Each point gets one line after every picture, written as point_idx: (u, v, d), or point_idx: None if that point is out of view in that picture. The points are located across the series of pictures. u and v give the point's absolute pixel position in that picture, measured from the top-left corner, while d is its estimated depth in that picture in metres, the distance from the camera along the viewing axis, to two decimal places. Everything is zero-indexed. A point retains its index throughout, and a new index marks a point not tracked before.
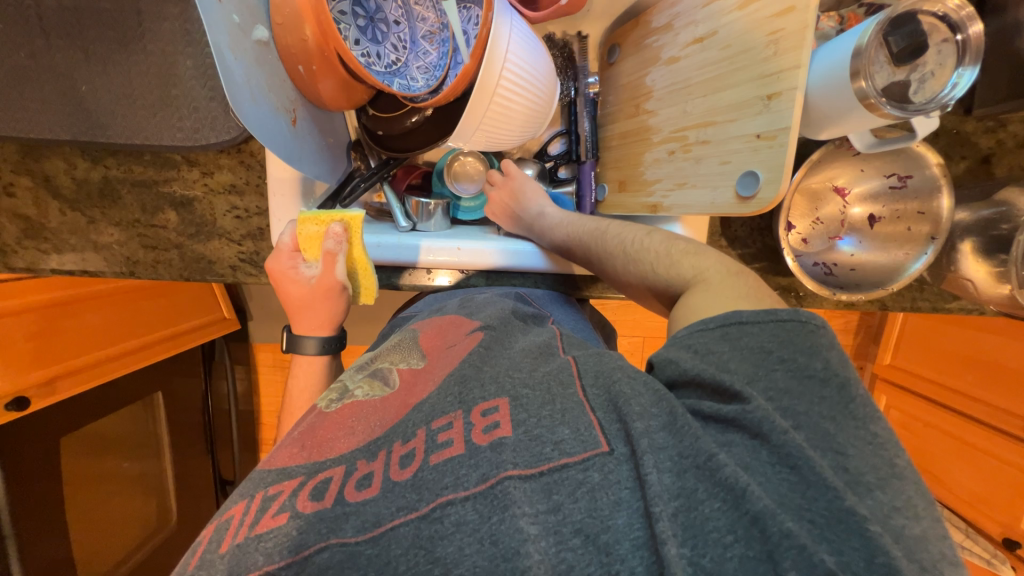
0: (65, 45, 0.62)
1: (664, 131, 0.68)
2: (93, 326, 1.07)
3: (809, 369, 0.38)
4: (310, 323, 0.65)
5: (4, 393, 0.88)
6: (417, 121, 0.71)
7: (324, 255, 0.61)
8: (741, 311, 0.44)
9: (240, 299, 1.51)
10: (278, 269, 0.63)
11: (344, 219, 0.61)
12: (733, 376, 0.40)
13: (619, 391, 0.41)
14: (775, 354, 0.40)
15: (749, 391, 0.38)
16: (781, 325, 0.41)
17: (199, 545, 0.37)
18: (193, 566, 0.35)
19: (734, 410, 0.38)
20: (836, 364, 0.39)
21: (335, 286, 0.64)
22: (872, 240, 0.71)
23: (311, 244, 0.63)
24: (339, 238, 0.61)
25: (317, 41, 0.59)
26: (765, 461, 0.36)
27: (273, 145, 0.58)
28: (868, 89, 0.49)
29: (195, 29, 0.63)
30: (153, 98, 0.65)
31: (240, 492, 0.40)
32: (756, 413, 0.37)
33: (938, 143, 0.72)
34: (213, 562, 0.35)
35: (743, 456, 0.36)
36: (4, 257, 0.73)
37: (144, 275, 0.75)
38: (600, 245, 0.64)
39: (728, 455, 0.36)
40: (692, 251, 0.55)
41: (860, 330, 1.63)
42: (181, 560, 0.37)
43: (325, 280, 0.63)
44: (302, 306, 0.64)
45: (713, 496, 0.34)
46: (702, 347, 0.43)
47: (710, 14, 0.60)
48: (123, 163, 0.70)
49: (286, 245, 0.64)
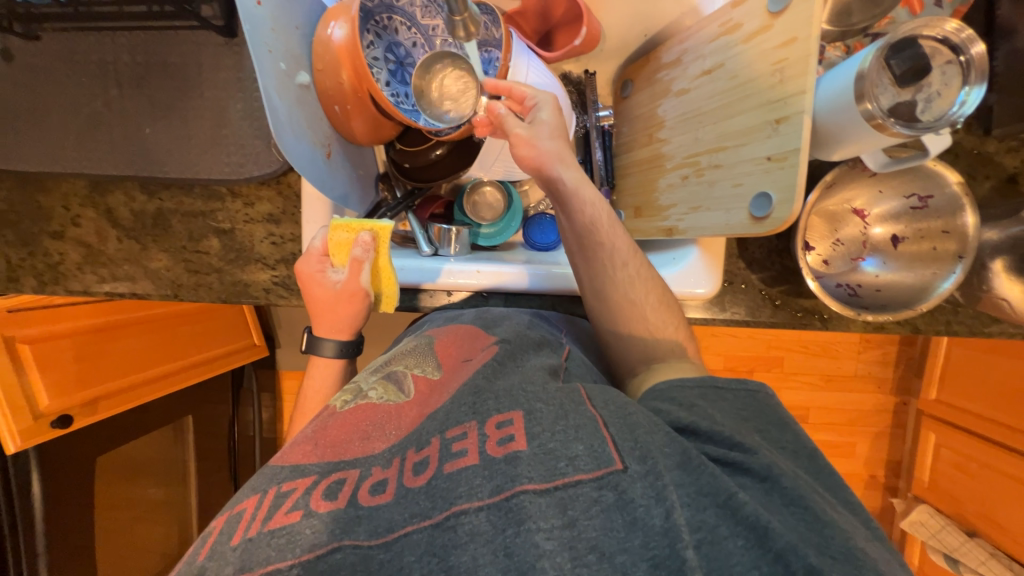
0: (135, 94, 0.72)
1: (678, 157, 0.70)
2: (135, 350, 1.13)
3: (783, 441, 0.45)
4: (331, 326, 0.67)
5: (51, 412, 0.94)
6: (441, 154, 0.78)
7: (351, 262, 0.65)
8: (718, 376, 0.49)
9: (271, 326, 1.57)
10: (306, 272, 0.67)
11: (373, 228, 0.66)
12: (727, 426, 0.43)
13: (634, 422, 0.41)
14: (752, 421, 0.45)
15: (749, 440, 0.42)
16: (750, 396, 0.47)
17: (211, 535, 0.38)
18: (202, 558, 0.36)
19: (739, 455, 0.40)
20: (805, 438, 0.46)
21: (358, 292, 0.67)
22: (897, 261, 0.70)
23: (340, 250, 0.66)
24: (368, 246, 0.66)
25: (352, 84, 0.65)
26: (778, 501, 0.38)
27: (310, 175, 0.63)
28: (874, 110, 0.50)
29: (246, 78, 0.72)
30: (206, 137, 0.73)
31: (253, 486, 0.41)
32: (763, 459, 0.40)
33: (959, 163, 0.71)
34: (224, 553, 0.35)
35: (760, 497, 0.38)
36: (65, 281, 0.79)
37: (185, 297, 0.79)
38: (616, 247, 0.60)
39: (747, 494, 0.38)
40: (663, 306, 0.60)
41: (901, 362, 1.57)
42: (193, 548, 0.38)
43: (350, 286, 0.66)
44: (325, 310, 0.67)
45: (735, 535, 0.35)
46: (687, 400, 0.46)
47: (718, 48, 0.63)
48: (175, 196, 0.77)
49: (316, 250, 0.68)
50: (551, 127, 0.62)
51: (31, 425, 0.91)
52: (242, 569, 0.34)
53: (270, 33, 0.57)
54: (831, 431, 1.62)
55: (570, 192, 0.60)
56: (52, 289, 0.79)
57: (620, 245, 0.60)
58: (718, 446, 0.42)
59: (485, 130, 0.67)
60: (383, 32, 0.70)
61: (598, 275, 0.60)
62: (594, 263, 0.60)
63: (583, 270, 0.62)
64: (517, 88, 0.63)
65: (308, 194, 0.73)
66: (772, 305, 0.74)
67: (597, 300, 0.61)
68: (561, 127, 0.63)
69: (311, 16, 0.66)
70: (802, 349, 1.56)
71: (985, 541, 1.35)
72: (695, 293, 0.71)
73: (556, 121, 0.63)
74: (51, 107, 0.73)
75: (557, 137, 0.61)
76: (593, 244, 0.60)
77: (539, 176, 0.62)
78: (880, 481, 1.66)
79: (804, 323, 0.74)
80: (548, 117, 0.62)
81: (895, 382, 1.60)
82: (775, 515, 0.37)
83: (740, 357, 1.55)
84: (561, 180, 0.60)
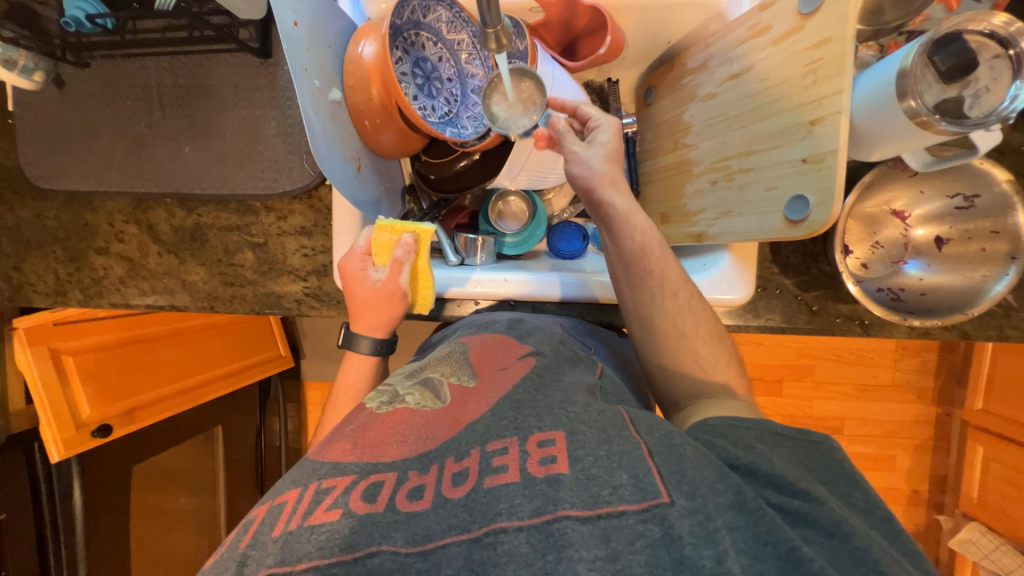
0: (175, 114, 0.76)
1: (705, 162, 0.69)
2: (170, 361, 1.16)
3: (852, 498, 0.42)
4: (367, 324, 0.69)
5: (92, 421, 0.97)
6: (466, 165, 0.79)
7: (392, 262, 0.67)
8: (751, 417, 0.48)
9: (297, 337, 1.60)
10: (349, 268, 0.69)
11: (416, 231, 0.69)
12: (790, 471, 0.41)
13: (681, 453, 0.40)
14: (814, 473, 0.44)
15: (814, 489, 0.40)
16: (814, 446, 0.45)
17: (252, 523, 0.40)
18: (246, 546, 0.38)
19: (803, 504, 0.39)
20: (878, 498, 0.43)
21: (397, 293, 0.68)
22: (942, 262, 0.67)
23: (382, 250, 0.69)
24: (409, 248, 0.68)
25: (382, 98, 0.67)
26: (847, 560, 0.36)
27: (342, 186, 0.65)
28: (919, 107, 0.49)
29: (280, 96, 0.75)
30: (242, 154, 0.76)
31: (294, 480, 0.43)
32: (830, 513, 0.38)
33: (1005, 160, 0.68)
34: (266, 545, 0.37)
35: (827, 556, 0.36)
36: (108, 295, 0.82)
37: (221, 309, 0.82)
38: (665, 275, 0.58)
39: (811, 549, 0.36)
40: (714, 337, 0.58)
41: (942, 369, 1.50)
42: (237, 537, 0.40)
43: (389, 286, 0.68)
44: (363, 306, 0.68)
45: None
46: (743, 440, 0.44)
47: (745, 52, 0.63)
48: (212, 212, 0.80)
49: (359, 249, 0.69)
50: (605, 152, 0.61)
51: (73, 435, 0.94)
52: (282, 561, 0.35)
53: (306, 52, 0.60)
54: (868, 443, 1.55)
55: (620, 218, 0.59)
56: (97, 303, 0.83)
57: (671, 273, 0.59)
58: (778, 491, 0.40)
59: (544, 144, 0.68)
60: (410, 49, 0.72)
61: (646, 303, 0.59)
62: (642, 290, 0.59)
63: (629, 298, 0.60)
64: (581, 109, 0.66)
65: (339, 205, 0.75)
66: (810, 312, 0.72)
67: (643, 329, 0.59)
68: (614, 151, 0.62)
69: (343, 35, 0.69)
70: (835, 357, 1.50)
71: None
72: (725, 299, 0.69)
73: (609, 145, 0.62)
74: (99, 129, 0.77)
75: (609, 162, 0.60)
76: (642, 272, 0.59)
77: (589, 199, 0.61)
78: (925, 497, 1.58)
79: (844, 329, 0.72)
80: (603, 141, 0.62)
81: (936, 391, 1.52)
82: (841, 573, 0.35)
83: (769, 366, 1.50)
84: (612, 204, 0.59)
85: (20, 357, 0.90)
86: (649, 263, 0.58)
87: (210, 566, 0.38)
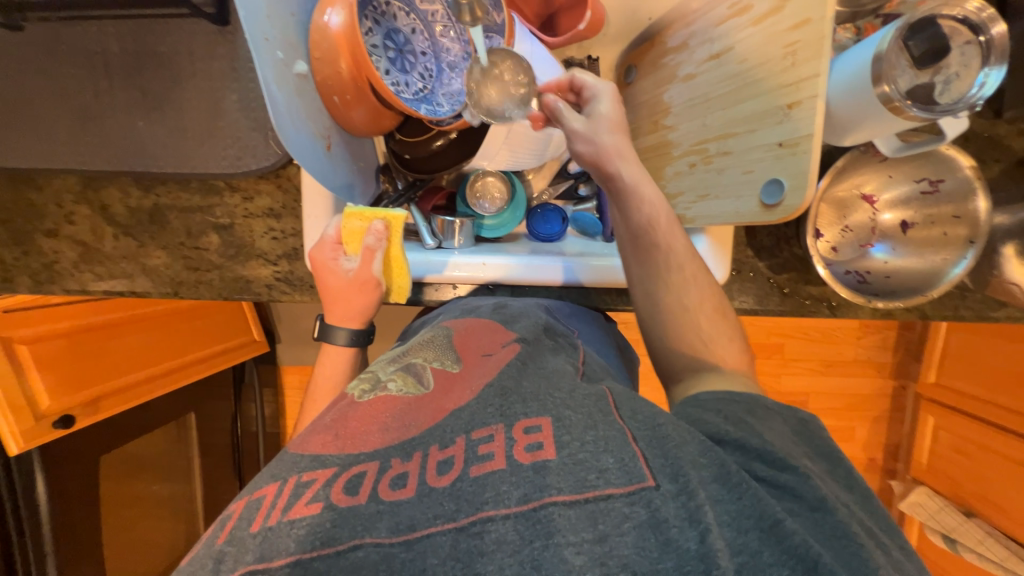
0: (126, 86, 0.70)
1: (684, 144, 0.69)
2: (136, 347, 1.12)
3: (851, 481, 0.45)
4: (343, 314, 0.67)
5: (53, 412, 0.93)
6: (443, 144, 0.77)
7: (363, 251, 0.66)
8: (738, 390, 0.51)
9: (271, 321, 1.55)
10: (320, 258, 0.67)
11: (387, 218, 0.67)
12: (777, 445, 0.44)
13: (664, 434, 0.41)
14: (803, 446, 0.46)
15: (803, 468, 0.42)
16: (800, 423, 0.49)
17: (229, 519, 0.39)
18: (223, 541, 0.37)
19: (789, 479, 0.40)
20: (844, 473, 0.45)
21: (370, 282, 0.67)
22: (907, 246, 0.70)
23: (352, 239, 0.67)
24: (380, 235, 0.66)
25: (352, 73, 0.63)
26: (828, 533, 0.38)
27: (311, 169, 0.62)
28: (892, 93, 0.49)
29: (241, 67, 0.70)
30: (201, 129, 0.71)
31: (273, 473, 0.42)
32: (815, 489, 0.40)
33: (969, 146, 0.70)
34: (244, 541, 0.36)
35: (811, 527, 0.38)
36: (61, 281, 0.77)
37: (186, 295, 0.78)
38: (671, 249, 0.59)
39: (795, 520, 0.38)
40: (719, 313, 0.59)
41: (900, 346, 1.59)
42: (211, 533, 0.39)
43: (362, 275, 0.66)
44: (336, 297, 0.67)
45: (780, 561, 0.35)
46: (733, 413, 0.47)
47: (726, 31, 0.61)
48: (171, 192, 0.75)
49: (329, 238, 0.67)
50: (609, 124, 0.61)
51: (32, 427, 0.90)
52: (263, 557, 0.34)
53: (266, 20, 0.55)
54: (831, 416, 1.63)
55: (628, 189, 0.59)
56: (49, 289, 0.78)
57: (677, 246, 0.59)
58: (765, 466, 0.42)
59: (539, 124, 0.72)
60: (381, 19, 0.68)
61: (650, 276, 0.60)
62: (649, 265, 0.60)
63: (636, 271, 0.61)
64: (577, 77, 0.65)
65: (309, 187, 0.72)
66: (781, 294, 0.74)
67: (648, 301, 0.60)
68: (618, 126, 0.61)
69: (307, 2, 0.64)
70: (803, 336, 1.56)
71: (982, 521, 1.36)
72: None
73: (611, 122, 0.61)
74: (38, 100, 0.71)
75: (614, 136, 0.60)
76: (648, 246, 0.59)
77: (598, 172, 0.61)
78: (879, 464, 1.69)
79: (812, 311, 0.74)
80: (606, 110, 0.62)
81: (895, 366, 1.61)
82: (816, 537, 0.37)
83: None
84: (619, 176, 0.59)
85: None
86: (654, 235, 0.59)
87: (185, 562, 0.37)
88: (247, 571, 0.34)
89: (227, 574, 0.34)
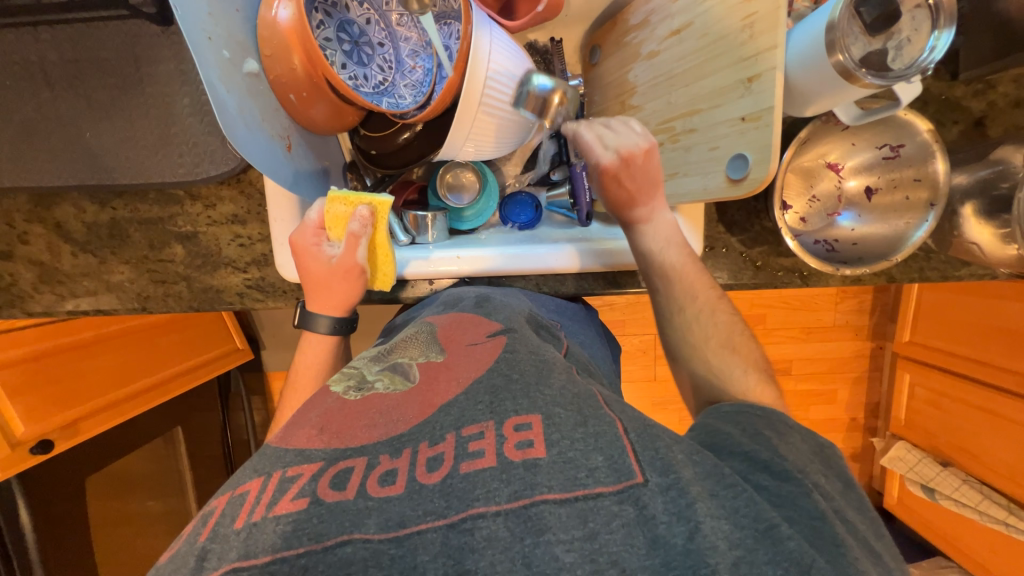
0: (68, 95, 0.67)
1: (652, 124, 0.69)
2: (112, 365, 1.09)
3: (858, 499, 0.46)
4: (325, 301, 0.66)
5: (29, 438, 0.91)
6: (409, 137, 0.76)
7: (348, 237, 0.64)
8: (759, 405, 0.52)
9: (253, 329, 1.52)
10: (302, 244, 0.65)
11: (372, 202, 0.65)
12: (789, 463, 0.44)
13: (654, 433, 0.43)
14: (821, 466, 0.46)
15: (805, 478, 0.42)
16: (820, 445, 0.49)
17: (211, 514, 0.38)
18: (205, 538, 0.36)
19: (791, 488, 0.41)
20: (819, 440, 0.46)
21: (354, 269, 0.66)
22: (871, 213, 0.72)
23: (336, 224, 0.65)
24: (365, 222, 0.64)
25: (306, 69, 0.61)
26: (826, 542, 0.38)
27: (268, 170, 0.60)
28: (847, 62, 0.50)
29: (190, 70, 0.67)
30: (154, 137, 0.68)
31: (257, 467, 0.41)
32: (814, 499, 0.40)
33: (928, 110, 0.71)
34: (228, 537, 0.35)
35: (805, 533, 0.38)
36: (21, 304, 0.74)
37: (155, 309, 0.76)
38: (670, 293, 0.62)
39: (792, 527, 0.38)
40: (726, 349, 0.58)
41: (876, 308, 1.63)
42: (193, 529, 0.38)
43: (345, 262, 0.65)
44: (319, 285, 0.66)
45: (775, 563, 0.35)
46: (751, 426, 0.48)
47: (684, 6, 0.61)
48: (129, 204, 0.72)
49: (311, 223, 0.66)
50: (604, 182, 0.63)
51: (8, 455, 0.88)
52: (246, 554, 0.34)
53: (208, 18, 0.53)
54: (813, 380, 1.68)
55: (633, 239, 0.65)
56: (9, 313, 0.75)
57: (678, 290, 0.62)
58: (771, 476, 0.42)
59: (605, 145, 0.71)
60: (333, 11, 0.66)
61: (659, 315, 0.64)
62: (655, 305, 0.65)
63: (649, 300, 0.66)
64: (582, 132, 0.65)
65: (273, 190, 0.70)
66: (754, 268, 0.75)
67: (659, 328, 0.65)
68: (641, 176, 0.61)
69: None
70: (783, 305, 1.59)
71: (958, 469, 1.43)
72: None
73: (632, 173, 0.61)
74: None
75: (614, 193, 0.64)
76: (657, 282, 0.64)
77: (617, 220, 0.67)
78: (861, 423, 1.75)
79: (785, 282, 0.75)
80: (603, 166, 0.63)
81: (871, 328, 1.66)
82: (785, 515, 0.39)
83: None
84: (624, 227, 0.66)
85: None
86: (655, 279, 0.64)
87: (167, 557, 0.37)
88: (229, 570, 0.33)
89: (210, 571, 0.33)
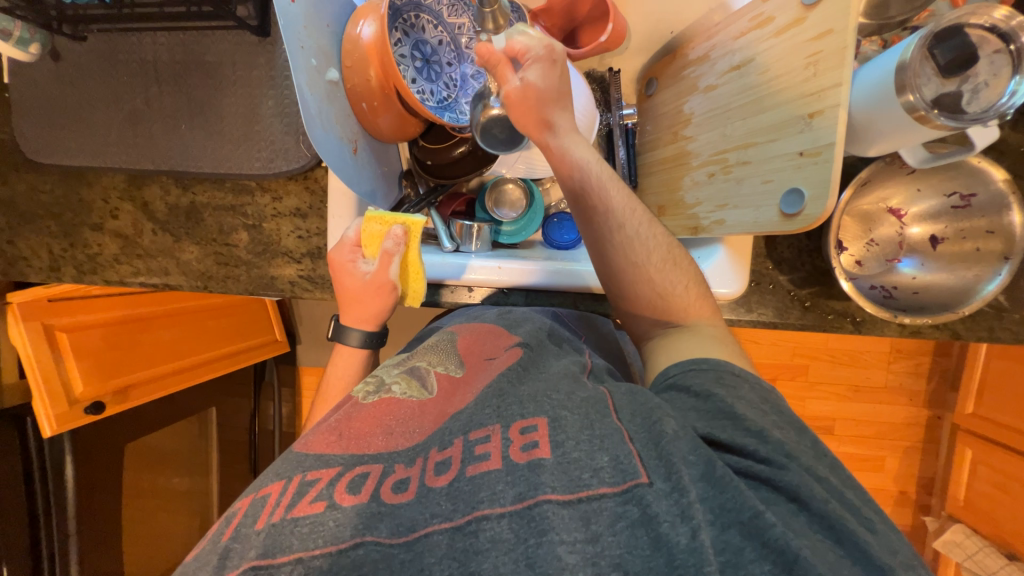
0: (172, 91, 0.75)
1: (703, 155, 0.69)
2: (165, 341, 1.16)
3: (821, 449, 0.44)
4: (359, 316, 0.69)
5: (86, 397, 0.98)
6: (464, 151, 0.79)
7: (383, 254, 0.66)
8: (708, 357, 0.52)
9: (292, 323, 1.59)
10: (339, 260, 0.68)
11: (407, 223, 0.67)
12: (741, 427, 0.43)
13: (660, 430, 0.41)
14: (773, 414, 0.46)
15: (773, 447, 0.42)
16: (769, 394, 0.48)
17: (235, 515, 0.40)
18: (230, 539, 0.38)
19: (764, 469, 0.40)
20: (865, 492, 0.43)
21: (386, 285, 0.68)
22: (936, 262, 0.68)
23: (371, 242, 0.68)
24: (399, 241, 0.66)
25: (380, 80, 0.66)
26: (806, 524, 0.38)
27: (338, 168, 0.65)
28: (917, 102, 0.49)
29: (277, 76, 0.74)
30: (238, 133, 0.75)
31: (279, 473, 0.42)
32: (792, 478, 0.40)
33: (1003, 161, 0.68)
34: (249, 537, 0.37)
35: (785, 516, 0.38)
36: (101, 272, 0.82)
37: (215, 290, 0.82)
38: (611, 209, 0.58)
39: (772, 511, 0.38)
40: (671, 261, 0.59)
41: (935, 374, 1.51)
42: (220, 529, 0.40)
43: (379, 278, 0.67)
44: (353, 299, 0.68)
45: (761, 556, 0.35)
46: (702, 387, 0.48)
47: (746, 43, 0.62)
48: (207, 191, 0.79)
49: (349, 239, 0.68)
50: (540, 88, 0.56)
51: (66, 411, 0.94)
52: (269, 555, 0.36)
53: (303, 31, 0.59)
54: (858, 444, 1.56)
55: (562, 157, 0.58)
56: (91, 280, 0.82)
57: (617, 205, 0.58)
58: (739, 457, 0.42)
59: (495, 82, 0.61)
60: (410, 31, 0.72)
61: (597, 241, 0.60)
62: (593, 229, 0.59)
63: (584, 234, 0.61)
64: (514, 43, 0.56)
65: (335, 188, 0.75)
66: (802, 308, 0.72)
67: (601, 263, 0.61)
68: (557, 88, 0.57)
69: (343, 15, 0.68)
70: (829, 357, 1.50)
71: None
72: (721, 292, 0.70)
73: (547, 84, 0.56)
74: (95, 104, 0.76)
75: (550, 101, 0.57)
76: (589, 210, 0.59)
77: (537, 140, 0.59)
78: (912, 498, 1.59)
79: (835, 326, 0.72)
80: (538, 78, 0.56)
81: (929, 395, 1.53)
82: (801, 536, 0.37)
83: (764, 365, 1.50)
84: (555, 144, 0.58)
85: (13, 330, 0.88)
86: (591, 198, 0.58)
87: (193, 557, 0.39)
88: (249, 567, 0.35)
89: (232, 570, 0.35)
